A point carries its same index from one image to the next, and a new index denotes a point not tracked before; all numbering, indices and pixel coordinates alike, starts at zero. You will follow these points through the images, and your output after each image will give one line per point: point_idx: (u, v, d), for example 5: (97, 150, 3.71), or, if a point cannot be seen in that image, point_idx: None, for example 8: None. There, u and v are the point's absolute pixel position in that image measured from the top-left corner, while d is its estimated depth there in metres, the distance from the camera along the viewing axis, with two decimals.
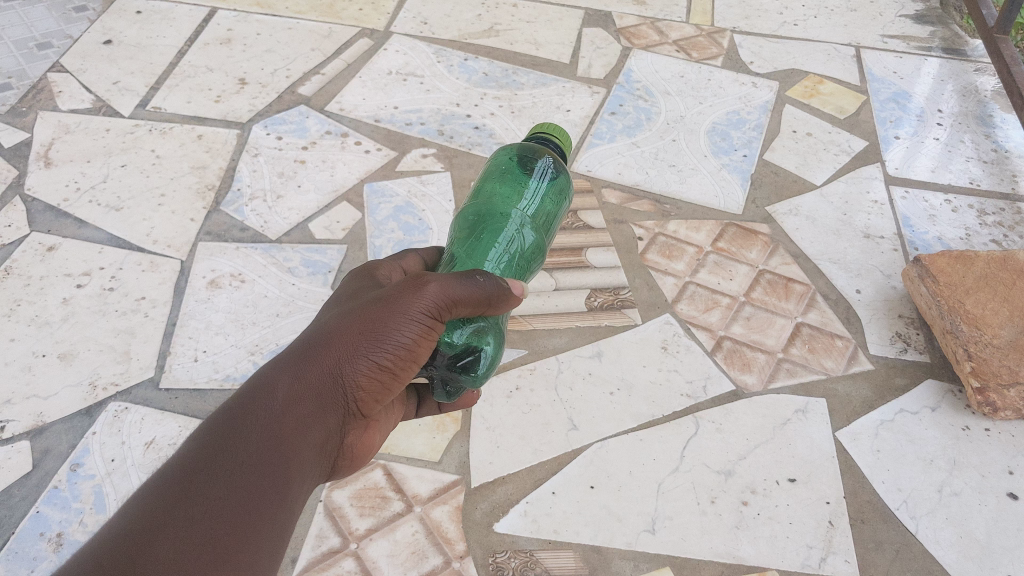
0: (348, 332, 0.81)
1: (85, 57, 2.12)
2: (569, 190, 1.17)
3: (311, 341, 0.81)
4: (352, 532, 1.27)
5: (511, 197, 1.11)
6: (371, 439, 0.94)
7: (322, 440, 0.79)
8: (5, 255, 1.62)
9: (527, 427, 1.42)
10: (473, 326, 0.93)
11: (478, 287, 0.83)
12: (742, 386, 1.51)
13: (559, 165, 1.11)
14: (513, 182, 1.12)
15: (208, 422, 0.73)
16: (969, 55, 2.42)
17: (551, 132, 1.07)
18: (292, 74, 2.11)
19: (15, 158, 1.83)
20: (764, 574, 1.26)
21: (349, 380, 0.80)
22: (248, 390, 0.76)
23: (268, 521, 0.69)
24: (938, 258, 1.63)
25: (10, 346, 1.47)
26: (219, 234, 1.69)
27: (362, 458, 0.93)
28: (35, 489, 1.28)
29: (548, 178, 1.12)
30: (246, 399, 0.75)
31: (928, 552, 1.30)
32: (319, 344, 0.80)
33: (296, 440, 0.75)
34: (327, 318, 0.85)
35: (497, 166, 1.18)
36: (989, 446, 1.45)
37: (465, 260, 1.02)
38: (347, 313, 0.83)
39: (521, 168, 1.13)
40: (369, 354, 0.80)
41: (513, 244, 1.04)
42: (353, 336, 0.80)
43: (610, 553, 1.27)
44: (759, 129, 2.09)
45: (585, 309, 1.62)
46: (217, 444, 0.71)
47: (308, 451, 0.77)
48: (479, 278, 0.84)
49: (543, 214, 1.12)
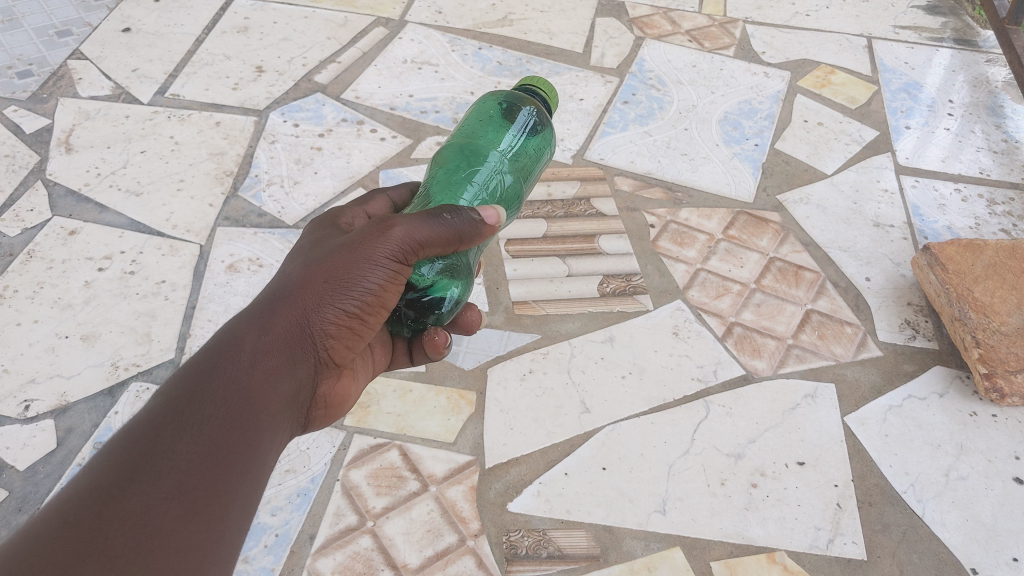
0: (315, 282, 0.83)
1: (104, 44, 2.14)
2: (551, 143, 1.18)
3: (275, 293, 0.82)
4: (369, 510, 1.30)
5: (494, 141, 1.12)
6: (347, 388, 0.98)
7: (292, 393, 0.80)
8: (28, 239, 1.66)
9: (541, 410, 1.45)
10: (445, 262, 0.96)
11: (444, 226, 0.86)
12: (752, 371, 1.53)
13: (543, 118, 1.12)
14: (496, 127, 1.14)
15: (172, 379, 0.72)
16: (981, 45, 2.43)
17: (538, 85, 1.09)
18: (308, 62, 2.14)
19: (37, 144, 1.86)
20: (773, 554, 1.29)
21: (318, 329, 0.82)
22: (213, 342, 0.77)
23: (240, 473, 0.69)
24: (947, 246, 1.64)
25: (33, 327, 1.50)
26: (238, 219, 1.72)
27: (339, 407, 0.97)
28: (59, 466, 1.32)
29: (531, 129, 1.13)
30: (213, 354, 0.75)
31: (934, 535, 1.33)
32: (285, 294, 0.82)
33: (265, 392, 0.76)
34: (288, 269, 0.86)
35: (478, 114, 1.19)
36: (996, 431, 1.47)
37: (442, 194, 1.06)
38: (310, 264, 0.85)
39: (505, 116, 1.13)
40: (337, 302, 0.83)
41: (491, 185, 1.07)
42: (319, 283, 0.83)
43: (622, 532, 1.30)
44: (770, 117, 2.11)
45: (597, 295, 1.64)
46: (185, 393, 0.70)
47: (278, 403, 0.77)
48: (444, 217, 0.86)
49: (522, 163, 1.13)
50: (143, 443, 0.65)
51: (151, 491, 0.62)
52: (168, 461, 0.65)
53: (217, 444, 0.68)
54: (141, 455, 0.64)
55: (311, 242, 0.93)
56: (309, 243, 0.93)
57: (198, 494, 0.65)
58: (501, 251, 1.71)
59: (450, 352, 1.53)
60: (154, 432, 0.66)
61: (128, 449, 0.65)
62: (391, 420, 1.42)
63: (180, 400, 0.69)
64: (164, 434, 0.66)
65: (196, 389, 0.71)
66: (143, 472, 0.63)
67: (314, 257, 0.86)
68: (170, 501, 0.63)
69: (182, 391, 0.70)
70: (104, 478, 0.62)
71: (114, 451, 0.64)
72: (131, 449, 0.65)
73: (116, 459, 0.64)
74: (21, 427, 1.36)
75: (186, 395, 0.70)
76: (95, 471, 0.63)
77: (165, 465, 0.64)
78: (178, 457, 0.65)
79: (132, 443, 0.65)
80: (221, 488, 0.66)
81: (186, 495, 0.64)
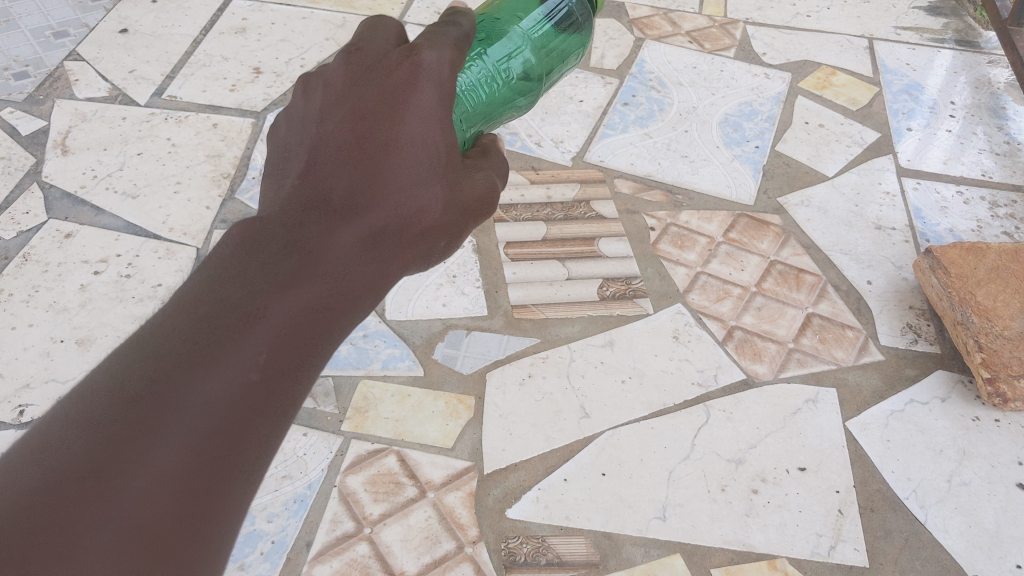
0: (392, 156, 0.58)
1: (101, 45, 2.13)
2: None
3: (324, 162, 0.57)
4: (366, 517, 1.29)
5: None
6: None
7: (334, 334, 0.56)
8: (23, 242, 1.65)
9: (540, 415, 1.44)
10: None
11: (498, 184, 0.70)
12: (753, 376, 1.52)
13: None
14: None
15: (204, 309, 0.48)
16: (983, 46, 2.41)
17: None
18: (306, 64, 2.13)
19: (33, 146, 1.85)
20: (773, 562, 1.28)
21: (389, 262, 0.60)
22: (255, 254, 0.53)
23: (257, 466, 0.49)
24: (950, 249, 1.63)
25: (28, 331, 1.49)
26: (235, 222, 1.71)
27: None
28: None
29: None
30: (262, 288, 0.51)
31: (937, 541, 1.32)
32: (338, 167, 0.57)
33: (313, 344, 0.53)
34: (346, 116, 0.59)
35: None
36: (998, 436, 1.46)
37: None
38: (395, 124, 0.58)
39: None
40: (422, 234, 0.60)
41: None
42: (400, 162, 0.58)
43: (621, 539, 1.29)
44: (771, 119, 2.10)
45: (597, 299, 1.63)
46: (185, 331, 0.47)
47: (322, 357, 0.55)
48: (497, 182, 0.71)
49: None
50: (119, 417, 0.44)
51: (135, 490, 0.43)
52: (155, 448, 0.44)
53: (228, 425, 0.46)
54: (116, 434, 0.43)
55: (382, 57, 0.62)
56: (377, 57, 0.62)
57: (192, 496, 0.45)
58: (500, 255, 1.70)
59: (448, 356, 1.51)
60: (134, 398, 0.44)
61: (96, 411, 0.44)
62: (389, 425, 1.41)
63: (178, 343, 0.46)
64: (155, 403, 0.45)
65: (208, 323, 0.47)
66: (116, 462, 0.43)
67: (404, 111, 0.59)
68: (144, 509, 0.43)
69: (184, 319, 0.47)
70: (59, 457, 0.42)
71: (72, 412, 0.44)
72: (95, 413, 0.44)
73: (73, 425, 0.43)
74: (15, 432, 1.35)
75: (189, 336, 0.47)
76: (45, 436, 0.43)
77: (149, 456, 0.44)
78: (168, 446, 0.44)
79: (98, 402, 0.44)
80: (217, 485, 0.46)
81: (173, 498, 0.44)
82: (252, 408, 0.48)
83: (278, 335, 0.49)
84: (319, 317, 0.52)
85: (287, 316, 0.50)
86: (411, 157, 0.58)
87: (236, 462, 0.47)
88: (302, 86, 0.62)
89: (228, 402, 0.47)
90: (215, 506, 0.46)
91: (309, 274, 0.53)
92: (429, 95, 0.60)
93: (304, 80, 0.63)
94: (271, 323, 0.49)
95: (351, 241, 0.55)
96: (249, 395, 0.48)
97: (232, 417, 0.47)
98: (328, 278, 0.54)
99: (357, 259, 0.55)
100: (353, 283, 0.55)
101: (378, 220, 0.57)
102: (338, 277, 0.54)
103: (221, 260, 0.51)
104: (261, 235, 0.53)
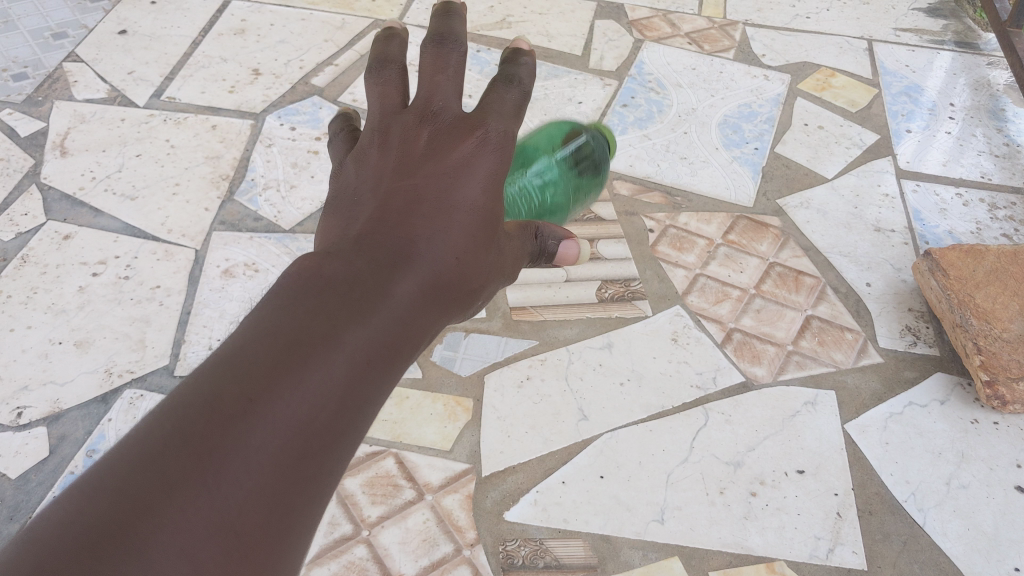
0: (451, 213, 0.61)
1: (100, 47, 2.13)
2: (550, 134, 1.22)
3: (386, 211, 0.60)
4: (364, 519, 1.29)
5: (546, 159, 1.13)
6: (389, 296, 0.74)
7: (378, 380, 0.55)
8: (22, 243, 1.65)
9: (538, 417, 1.43)
10: None
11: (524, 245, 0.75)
12: (752, 378, 1.52)
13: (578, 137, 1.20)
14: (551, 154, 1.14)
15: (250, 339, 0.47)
16: (982, 48, 2.41)
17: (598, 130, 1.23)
18: (305, 65, 2.12)
19: (32, 148, 1.85)
20: (771, 564, 1.28)
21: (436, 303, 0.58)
22: (310, 287, 0.51)
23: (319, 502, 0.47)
24: (949, 251, 1.63)
25: (26, 333, 1.49)
26: (234, 224, 1.71)
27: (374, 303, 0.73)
28: (52, 474, 1.30)
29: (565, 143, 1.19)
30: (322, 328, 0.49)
31: (935, 544, 1.31)
32: (403, 215, 0.60)
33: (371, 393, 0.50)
34: (412, 174, 0.64)
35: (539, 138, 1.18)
36: (997, 439, 1.46)
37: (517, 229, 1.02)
38: (456, 187, 0.63)
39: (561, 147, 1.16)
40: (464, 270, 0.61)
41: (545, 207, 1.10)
42: (456, 219, 0.61)
43: (620, 542, 1.29)
44: (770, 121, 2.09)
45: (596, 301, 1.63)
46: (264, 354, 0.46)
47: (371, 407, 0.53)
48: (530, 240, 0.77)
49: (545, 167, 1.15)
50: (207, 430, 0.43)
51: (219, 499, 0.42)
52: (237, 465, 0.43)
53: (301, 449, 0.45)
54: (202, 446, 0.42)
55: (453, 121, 0.68)
56: (447, 121, 0.68)
57: (267, 517, 0.43)
58: None
59: (447, 358, 1.51)
60: (218, 415, 0.43)
61: (169, 429, 0.43)
62: (387, 427, 1.41)
63: (259, 368, 0.45)
64: (239, 421, 0.44)
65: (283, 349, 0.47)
66: (207, 470, 0.42)
67: (462, 175, 0.64)
68: (230, 517, 0.42)
69: (265, 344, 0.47)
70: (159, 463, 0.42)
71: (162, 422, 0.43)
72: (184, 426, 0.43)
73: (171, 435, 0.42)
74: (13, 434, 1.35)
75: (270, 362, 0.46)
76: (132, 445, 0.42)
77: (231, 473, 0.42)
78: (247, 467, 0.43)
79: (182, 415, 0.43)
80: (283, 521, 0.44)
81: (253, 513, 0.43)
82: (323, 435, 0.46)
83: (349, 367, 0.48)
84: (387, 353, 0.51)
85: (355, 350, 0.50)
86: (464, 215, 0.62)
87: (310, 484, 0.46)
88: (374, 144, 0.69)
89: (303, 428, 0.45)
90: (287, 529, 0.44)
91: (376, 309, 0.52)
92: (485, 161, 0.65)
93: (379, 139, 0.69)
94: (345, 353, 0.49)
95: (409, 286, 0.55)
96: (320, 423, 0.46)
97: (305, 442, 0.46)
98: (391, 319, 0.53)
99: (415, 302, 0.55)
100: (411, 327, 0.54)
101: (432, 269, 0.58)
102: (404, 315, 0.54)
103: (287, 289, 0.51)
104: (330, 270, 0.53)
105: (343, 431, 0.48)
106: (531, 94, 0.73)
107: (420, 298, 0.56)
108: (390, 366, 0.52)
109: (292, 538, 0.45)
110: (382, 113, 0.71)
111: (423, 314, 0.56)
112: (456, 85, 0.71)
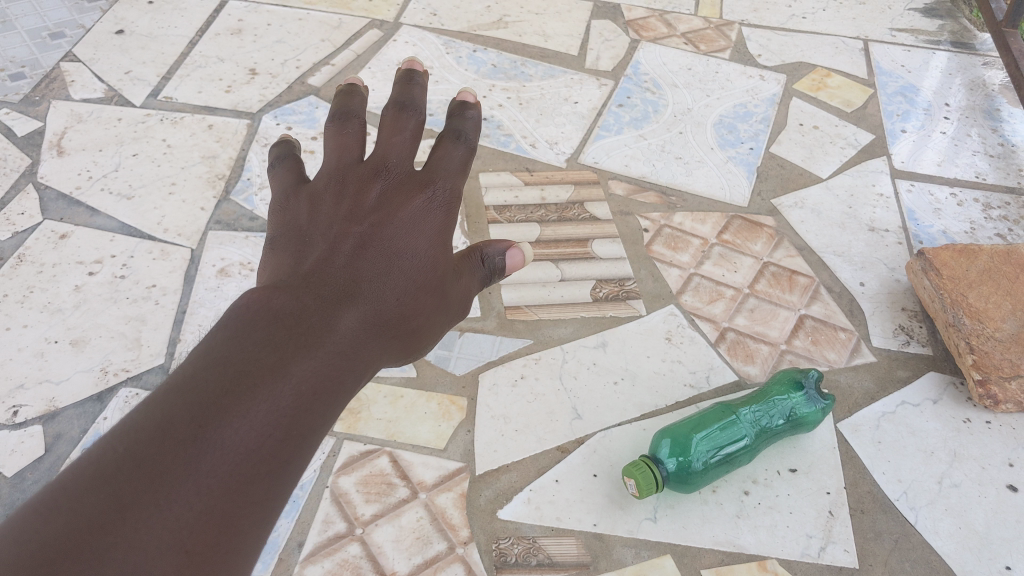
0: (394, 258, 0.84)
1: (97, 47, 2.14)
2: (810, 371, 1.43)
3: (338, 257, 0.81)
4: (358, 517, 1.30)
5: (788, 400, 1.39)
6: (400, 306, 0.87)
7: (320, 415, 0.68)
8: (18, 242, 1.65)
9: (532, 416, 1.44)
10: (680, 462, 1.29)
11: (477, 267, 0.96)
12: (745, 377, 1.52)
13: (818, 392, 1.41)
14: (793, 390, 1.40)
15: (201, 372, 0.60)
16: (978, 48, 2.42)
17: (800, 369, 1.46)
18: (302, 65, 2.13)
19: (28, 147, 1.85)
20: (763, 563, 1.28)
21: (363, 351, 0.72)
22: (259, 334, 0.65)
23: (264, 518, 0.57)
24: (942, 251, 1.63)
25: (22, 332, 1.49)
26: (230, 223, 1.71)
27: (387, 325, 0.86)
28: (47, 472, 1.31)
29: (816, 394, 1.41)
30: (267, 369, 0.62)
31: (927, 543, 1.32)
32: (353, 263, 0.81)
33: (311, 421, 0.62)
34: (361, 221, 0.87)
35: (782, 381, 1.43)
36: (989, 438, 1.47)
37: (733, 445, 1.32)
38: (402, 235, 0.87)
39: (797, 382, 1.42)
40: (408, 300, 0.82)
41: (761, 425, 1.35)
42: (399, 264, 0.84)
43: (612, 540, 1.29)
44: (765, 121, 2.10)
45: (590, 300, 1.64)
46: (216, 387, 0.59)
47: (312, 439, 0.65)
48: (478, 260, 0.96)
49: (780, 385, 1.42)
50: (160, 454, 0.54)
51: (172, 515, 0.53)
52: (188, 486, 0.54)
53: (250, 474, 0.57)
54: (155, 469, 0.54)
55: (404, 181, 0.93)
56: (399, 180, 0.94)
57: (217, 532, 0.54)
58: None
59: (442, 357, 1.51)
60: (174, 440, 0.55)
61: (130, 453, 0.54)
62: (382, 426, 1.41)
63: (209, 397, 0.58)
64: (189, 445, 0.55)
65: (234, 382, 0.60)
66: (159, 490, 0.53)
67: (412, 228, 0.88)
68: (182, 533, 0.52)
69: (215, 373, 0.60)
70: (113, 484, 0.53)
71: (119, 447, 0.54)
72: (144, 452, 0.54)
73: (124, 458, 0.54)
74: (9, 433, 1.35)
75: (220, 390, 0.59)
76: (97, 463, 0.54)
77: (183, 491, 0.54)
78: (198, 488, 0.54)
79: (142, 438, 0.55)
80: (232, 529, 0.55)
81: (203, 530, 0.53)
82: (269, 461, 0.58)
83: (294, 397, 0.62)
84: (326, 386, 0.65)
85: (300, 381, 0.64)
86: (406, 259, 0.84)
87: (258, 506, 0.57)
88: (335, 193, 0.92)
89: (251, 453, 0.57)
90: (235, 544, 0.55)
91: (313, 351, 0.67)
92: (431, 215, 0.91)
93: (338, 190, 0.92)
94: (290, 387, 0.62)
95: (343, 326, 0.72)
96: (266, 450, 0.58)
97: (251, 468, 0.57)
98: (330, 355, 0.68)
99: (347, 342, 0.71)
100: (346, 364, 0.69)
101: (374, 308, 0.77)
102: (344, 347, 0.71)
103: (238, 330, 0.65)
104: (277, 304, 0.70)
105: (287, 457, 0.59)
106: (476, 152, 1.03)
107: (357, 333, 0.73)
108: (329, 398, 0.65)
109: (237, 557, 0.54)
110: (352, 160, 0.97)
111: (354, 356, 0.71)
112: (408, 147, 0.99)
